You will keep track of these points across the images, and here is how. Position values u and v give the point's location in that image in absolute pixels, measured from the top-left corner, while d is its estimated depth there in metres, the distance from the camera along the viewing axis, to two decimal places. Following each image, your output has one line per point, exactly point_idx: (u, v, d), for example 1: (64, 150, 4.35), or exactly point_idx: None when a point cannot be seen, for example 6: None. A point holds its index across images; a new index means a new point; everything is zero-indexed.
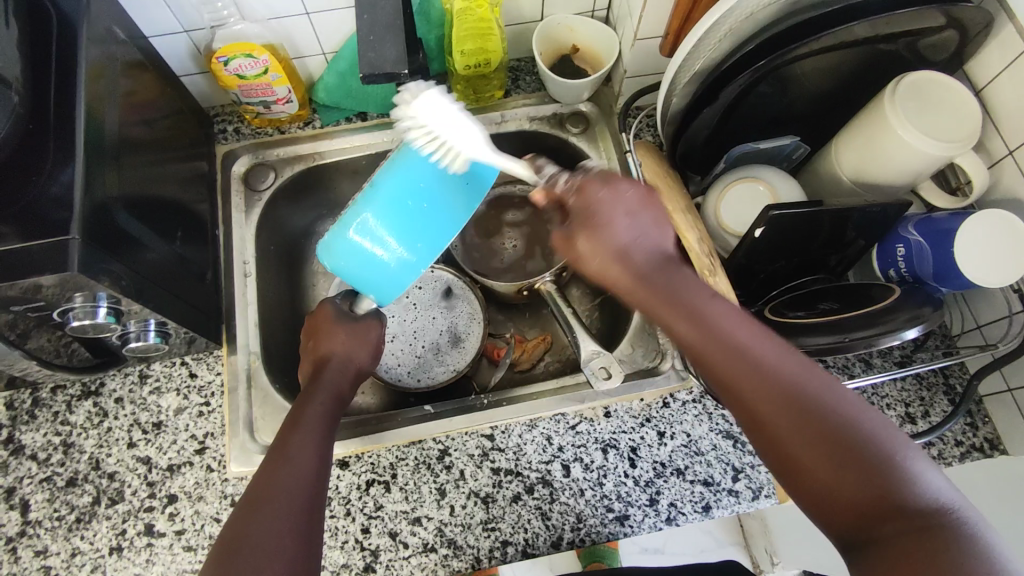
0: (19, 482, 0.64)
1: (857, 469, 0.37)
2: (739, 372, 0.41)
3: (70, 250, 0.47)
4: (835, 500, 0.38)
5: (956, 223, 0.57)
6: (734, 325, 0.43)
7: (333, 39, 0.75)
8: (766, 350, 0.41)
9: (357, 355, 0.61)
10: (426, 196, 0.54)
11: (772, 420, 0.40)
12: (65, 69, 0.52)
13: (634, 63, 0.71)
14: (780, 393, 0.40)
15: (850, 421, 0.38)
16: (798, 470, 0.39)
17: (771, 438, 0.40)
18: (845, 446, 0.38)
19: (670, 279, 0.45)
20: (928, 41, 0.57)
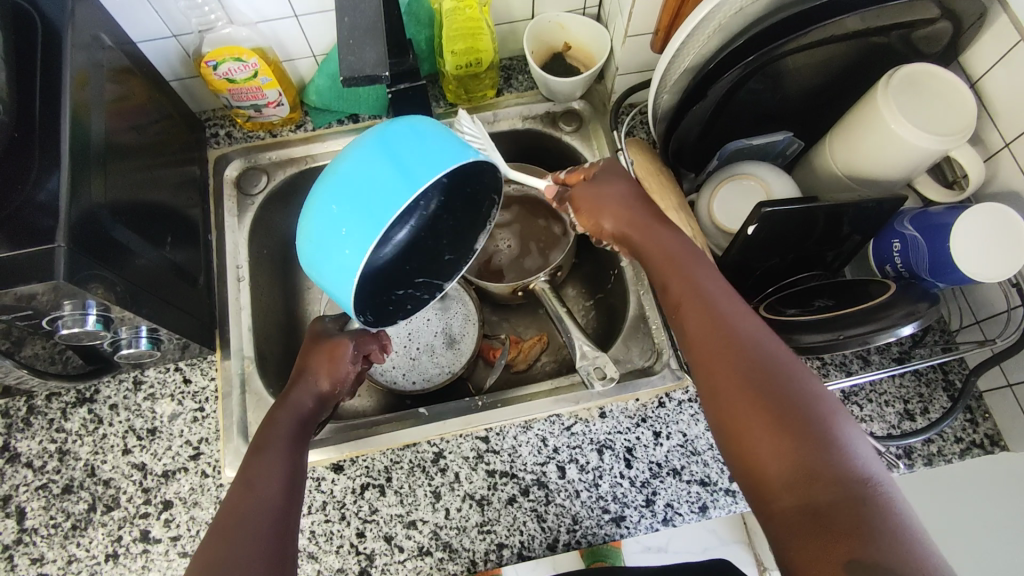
0: (15, 490, 0.64)
1: (786, 426, 0.39)
2: (707, 325, 0.45)
3: (56, 258, 0.46)
4: (762, 455, 0.39)
5: (951, 218, 0.56)
6: (715, 291, 0.48)
7: (323, 41, 0.75)
8: (740, 315, 0.46)
9: (324, 376, 0.59)
10: (372, 166, 0.50)
11: (722, 372, 0.43)
12: (49, 76, 0.52)
13: (625, 60, 0.71)
14: (736, 348, 0.43)
15: (800, 387, 0.41)
16: (733, 423, 0.41)
17: (715, 391, 0.43)
18: (785, 404, 0.40)
19: (672, 247, 0.52)
20: (921, 33, 0.56)
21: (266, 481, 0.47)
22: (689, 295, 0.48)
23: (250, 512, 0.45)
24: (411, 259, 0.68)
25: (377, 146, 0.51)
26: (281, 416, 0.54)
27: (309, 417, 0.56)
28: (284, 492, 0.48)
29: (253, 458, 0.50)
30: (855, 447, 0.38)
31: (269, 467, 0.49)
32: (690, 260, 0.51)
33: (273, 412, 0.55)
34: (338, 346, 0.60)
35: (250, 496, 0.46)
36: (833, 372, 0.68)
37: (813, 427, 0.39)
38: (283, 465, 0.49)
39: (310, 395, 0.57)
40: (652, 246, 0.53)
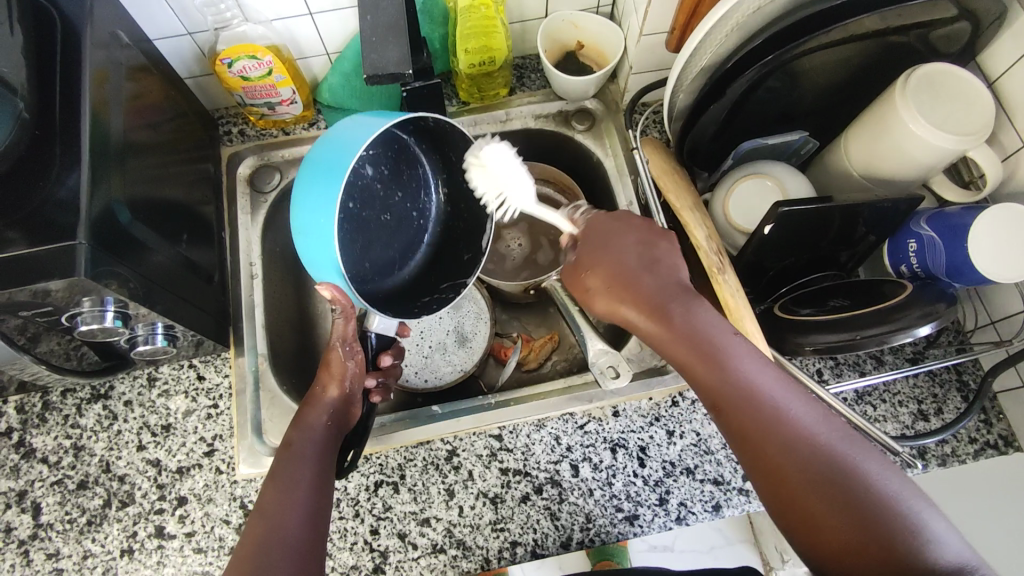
0: (30, 486, 0.64)
1: (872, 527, 0.37)
2: (758, 420, 0.42)
3: (77, 255, 0.47)
4: (853, 559, 0.38)
5: (969, 218, 0.56)
6: (754, 376, 0.43)
7: (337, 39, 0.75)
8: (788, 399, 0.42)
9: (329, 385, 0.57)
10: (331, 147, 0.55)
11: (791, 478, 0.40)
12: (69, 73, 0.52)
13: (640, 59, 0.71)
14: (795, 446, 0.40)
15: (868, 476, 0.39)
16: (816, 529, 0.39)
17: (783, 494, 0.40)
18: (857, 500, 0.38)
19: (696, 327, 0.46)
20: (940, 33, 0.56)
21: (287, 513, 0.47)
22: (725, 387, 0.43)
23: (273, 549, 0.45)
24: (437, 270, 0.71)
25: (338, 131, 0.56)
26: (297, 443, 0.52)
27: (328, 436, 0.54)
28: (306, 522, 0.48)
29: (271, 489, 0.49)
30: (932, 528, 0.37)
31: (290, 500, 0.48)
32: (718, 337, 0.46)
33: (290, 433, 0.54)
34: (336, 353, 0.57)
35: (271, 531, 0.46)
36: (847, 372, 0.68)
37: (892, 521, 0.37)
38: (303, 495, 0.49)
39: (330, 408, 0.56)
40: (673, 329, 0.47)
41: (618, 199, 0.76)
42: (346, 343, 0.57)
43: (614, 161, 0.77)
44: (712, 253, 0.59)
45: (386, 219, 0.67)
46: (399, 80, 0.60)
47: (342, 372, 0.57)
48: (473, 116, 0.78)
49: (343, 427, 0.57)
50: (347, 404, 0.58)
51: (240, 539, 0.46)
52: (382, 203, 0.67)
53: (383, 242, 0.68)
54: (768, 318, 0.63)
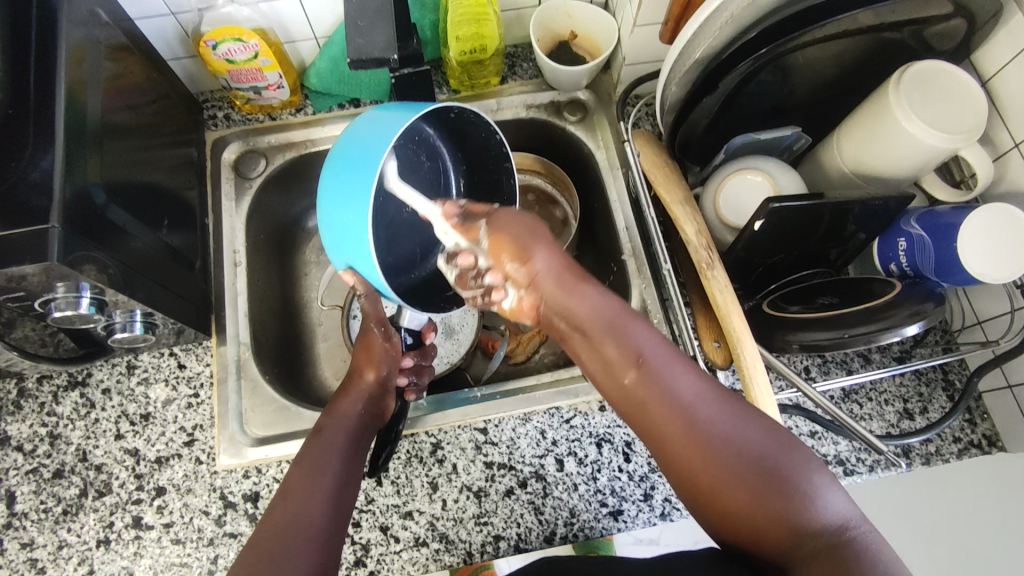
0: (5, 474, 0.63)
1: (749, 482, 0.39)
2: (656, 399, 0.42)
3: (50, 240, 0.45)
4: (746, 522, 0.39)
5: (958, 217, 0.56)
6: (651, 348, 0.44)
7: (325, 23, 0.73)
8: (681, 377, 0.42)
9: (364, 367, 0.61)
10: (364, 141, 0.54)
11: (674, 438, 0.41)
12: (44, 53, 0.50)
13: (633, 50, 0.70)
14: (691, 419, 0.41)
15: (763, 446, 0.40)
16: (707, 490, 0.40)
17: (685, 469, 0.41)
18: (750, 466, 0.39)
19: (589, 309, 0.44)
20: (935, 30, 0.56)
21: (314, 491, 0.49)
22: (630, 364, 0.43)
23: (296, 527, 0.45)
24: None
25: (362, 122, 0.55)
26: (328, 431, 0.54)
27: (361, 425, 0.57)
28: (334, 495, 0.49)
29: (298, 470, 0.51)
30: (821, 485, 0.38)
31: (317, 479, 0.50)
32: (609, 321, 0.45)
33: (323, 422, 0.56)
34: (373, 337, 0.61)
35: (296, 505, 0.47)
36: (834, 369, 0.68)
37: (779, 493, 0.38)
38: (331, 478, 0.50)
39: (367, 388, 0.60)
40: (574, 308, 0.44)
41: (609, 191, 0.75)
42: (379, 325, 0.60)
43: (605, 154, 0.76)
44: (701, 248, 0.59)
45: (409, 209, 0.67)
46: (383, 64, 0.60)
47: (377, 356, 0.61)
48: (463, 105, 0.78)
49: (377, 415, 0.60)
50: (382, 393, 0.61)
51: (265, 519, 0.47)
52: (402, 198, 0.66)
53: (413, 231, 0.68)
54: (756, 315, 0.63)
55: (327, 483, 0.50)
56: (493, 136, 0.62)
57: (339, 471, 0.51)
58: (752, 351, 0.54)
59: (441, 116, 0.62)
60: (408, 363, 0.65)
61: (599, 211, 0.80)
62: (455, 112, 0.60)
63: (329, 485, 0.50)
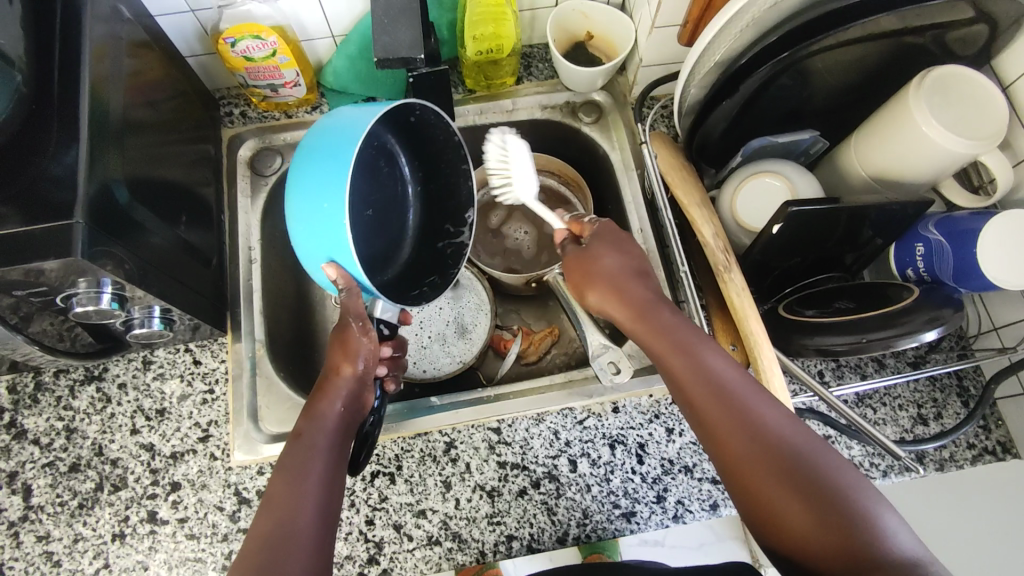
0: (21, 467, 0.64)
1: (813, 506, 0.40)
2: (735, 420, 0.44)
3: (73, 235, 0.46)
4: (817, 551, 0.39)
5: (978, 223, 0.56)
6: (722, 367, 0.46)
7: (343, 22, 0.73)
8: (752, 399, 0.44)
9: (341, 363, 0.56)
10: (333, 133, 0.55)
11: (742, 455, 0.43)
12: (69, 48, 0.50)
13: (650, 52, 0.70)
14: (776, 441, 0.42)
15: (834, 472, 0.41)
16: (771, 512, 0.41)
17: (751, 490, 0.42)
18: (817, 492, 0.40)
19: (670, 327, 0.50)
20: (956, 35, 0.55)
21: (302, 504, 0.47)
22: (701, 382, 0.46)
23: (285, 543, 0.44)
24: (420, 268, 0.73)
25: (332, 118, 0.57)
26: (309, 437, 0.51)
27: (340, 429, 0.53)
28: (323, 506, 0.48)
29: (283, 481, 0.48)
30: (890, 522, 0.38)
31: (301, 493, 0.47)
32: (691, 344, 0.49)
33: (302, 427, 0.52)
34: (351, 333, 0.55)
35: (285, 515, 0.46)
36: (848, 374, 0.68)
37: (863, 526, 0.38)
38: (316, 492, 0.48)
39: (348, 386, 0.55)
40: (654, 326, 0.50)
41: (623, 193, 0.75)
42: (360, 322, 0.55)
43: (620, 155, 0.76)
44: (718, 250, 0.59)
45: (369, 214, 0.69)
46: (408, 64, 0.60)
47: (354, 352, 0.55)
48: (479, 105, 0.78)
49: (360, 407, 0.56)
50: (361, 388, 0.56)
51: (250, 534, 0.45)
52: (363, 201, 0.68)
53: (375, 233, 0.69)
54: (771, 318, 0.63)
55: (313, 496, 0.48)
56: (452, 139, 0.66)
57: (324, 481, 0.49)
58: (769, 355, 0.54)
59: (399, 120, 0.66)
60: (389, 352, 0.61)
61: (612, 212, 0.80)
62: (415, 114, 0.64)
63: (318, 494, 0.48)
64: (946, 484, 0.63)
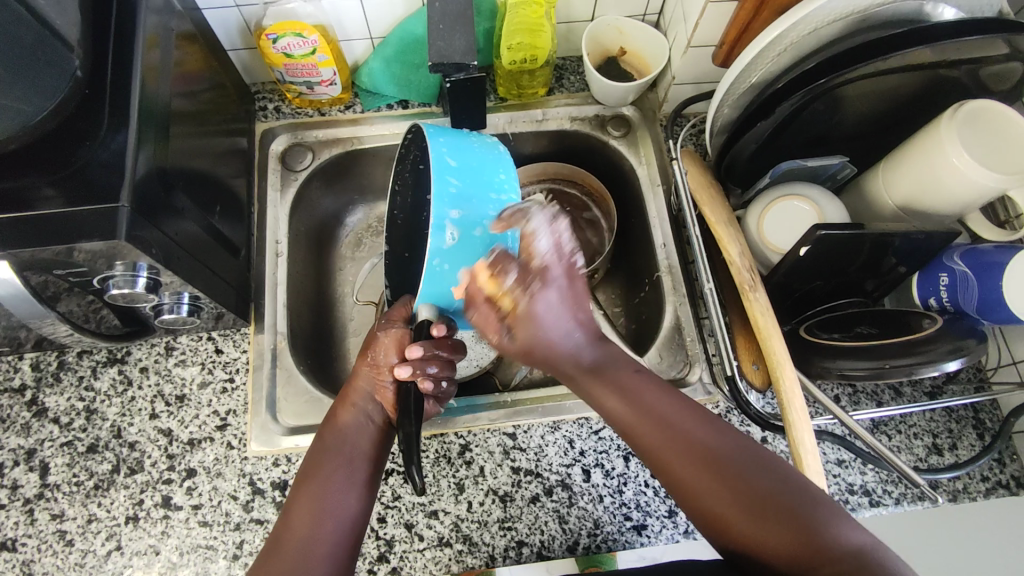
0: (40, 445, 0.64)
1: (770, 523, 0.40)
2: (743, 493, 0.41)
3: (118, 218, 0.47)
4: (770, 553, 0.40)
5: (1004, 256, 0.56)
6: (657, 398, 0.47)
7: (382, 24, 0.75)
8: (687, 422, 0.45)
9: (368, 376, 0.57)
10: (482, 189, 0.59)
11: (683, 472, 0.44)
12: (122, 37, 0.52)
13: (683, 71, 0.71)
14: (776, 507, 0.41)
15: (783, 492, 0.41)
16: (731, 531, 0.41)
17: (698, 504, 0.43)
18: (769, 508, 0.40)
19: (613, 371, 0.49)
20: (990, 70, 0.56)
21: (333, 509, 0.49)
22: (639, 412, 0.47)
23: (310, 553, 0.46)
24: None
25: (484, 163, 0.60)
26: (330, 441, 0.53)
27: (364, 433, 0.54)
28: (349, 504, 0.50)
29: (302, 487, 0.50)
30: (843, 523, 0.40)
31: (320, 517, 0.48)
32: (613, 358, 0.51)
33: (324, 434, 0.54)
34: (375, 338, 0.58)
35: (309, 522, 0.48)
36: (864, 400, 0.68)
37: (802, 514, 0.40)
38: (336, 503, 0.49)
39: (366, 389, 0.56)
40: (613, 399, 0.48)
41: (648, 208, 0.76)
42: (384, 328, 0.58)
43: (647, 170, 0.77)
44: (744, 269, 0.59)
45: None
46: (463, 70, 0.62)
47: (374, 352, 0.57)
48: (509, 113, 0.79)
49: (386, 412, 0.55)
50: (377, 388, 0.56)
51: (275, 540, 0.47)
52: None
53: None
54: (792, 340, 0.63)
55: (332, 506, 0.49)
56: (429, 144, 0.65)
57: (340, 484, 0.50)
58: (791, 376, 0.54)
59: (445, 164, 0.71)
60: (415, 352, 0.52)
61: (635, 226, 0.80)
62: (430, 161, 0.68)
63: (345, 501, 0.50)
64: (959, 515, 0.63)
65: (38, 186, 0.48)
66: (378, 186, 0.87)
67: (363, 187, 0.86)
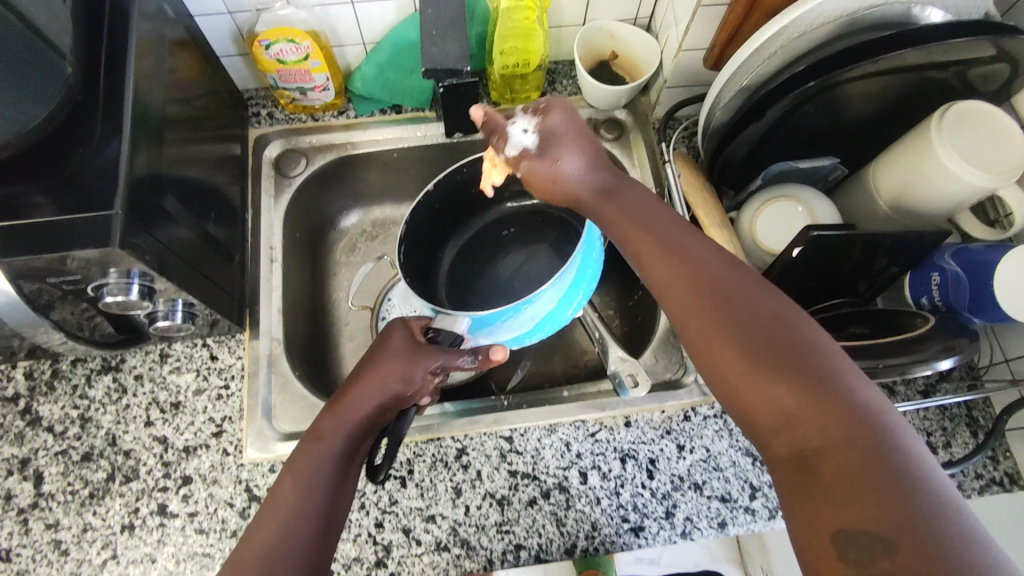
0: (34, 454, 0.64)
1: (777, 372, 0.38)
2: (759, 339, 0.40)
3: (112, 225, 0.46)
4: (772, 403, 0.38)
5: (993, 255, 0.56)
6: (689, 243, 0.46)
7: (375, 30, 0.75)
8: (715, 265, 0.44)
9: (377, 380, 0.54)
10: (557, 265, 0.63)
11: (698, 312, 0.42)
12: (115, 44, 0.52)
13: (675, 74, 0.71)
14: (788, 353, 0.39)
15: (800, 341, 0.39)
16: (731, 374, 0.40)
17: (707, 347, 0.42)
18: (782, 355, 0.39)
19: (650, 222, 0.48)
20: (978, 71, 0.57)
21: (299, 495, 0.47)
22: (665, 254, 0.46)
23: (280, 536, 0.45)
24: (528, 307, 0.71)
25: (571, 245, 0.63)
26: (311, 431, 0.51)
27: (357, 431, 0.52)
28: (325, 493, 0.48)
29: (292, 476, 0.48)
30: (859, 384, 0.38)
31: (300, 499, 0.47)
32: (691, 240, 0.46)
33: (315, 425, 0.52)
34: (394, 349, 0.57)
35: (280, 500, 0.47)
36: None
37: (879, 428, 0.35)
38: (318, 491, 0.48)
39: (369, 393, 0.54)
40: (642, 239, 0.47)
41: None
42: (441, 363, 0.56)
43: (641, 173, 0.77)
44: None
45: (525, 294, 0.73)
46: (457, 76, 0.62)
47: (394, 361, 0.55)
48: None
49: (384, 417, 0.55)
50: (395, 402, 0.55)
51: (249, 532, 0.46)
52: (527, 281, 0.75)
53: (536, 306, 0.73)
54: None
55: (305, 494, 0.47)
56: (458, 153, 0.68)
57: (320, 470, 0.49)
58: None
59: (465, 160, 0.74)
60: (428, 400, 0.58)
61: None
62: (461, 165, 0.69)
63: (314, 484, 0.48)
64: None
65: (32, 194, 0.48)
66: (372, 191, 0.87)
67: (357, 193, 0.86)
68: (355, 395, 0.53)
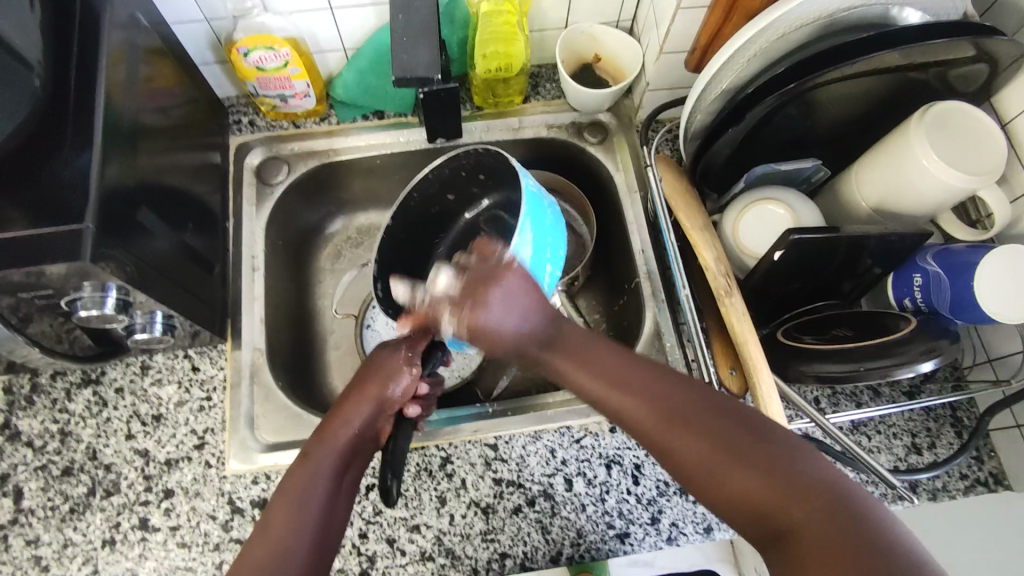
0: (13, 469, 0.63)
1: (741, 466, 0.40)
2: (715, 442, 0.41)
3: (83, 240, 0.46)
4: (745, 496, 0.40)
5: (971, 257, 0.57)
6: (620, 361, 0.48)
7: (355, 36, 0.75)
8: (653, 379, 0.46)
9: (372, 391, 0.55)
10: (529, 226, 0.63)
11: (655, 430, 0.44)
12: (87, 55, 0.51)
13: (657, 77, 0.71)
14: (746, 446, 0.41)
15: (748, 433, 0.42)
16: (701, 480, 0.42)
17: (672, 458, 0.43)
18: (739, 449, 0.41)
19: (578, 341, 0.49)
20: (958, 72, 0.57)
21: (301, 517, 0.47)
22: (604, 379, 0.47)
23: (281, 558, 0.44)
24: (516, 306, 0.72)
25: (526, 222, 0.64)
26: (310, 458, 0.51)
27: (351, 450, 0.52)
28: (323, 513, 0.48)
29: (284, 500, 0.47)
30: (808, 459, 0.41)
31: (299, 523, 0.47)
32: (616, 356, 0.48)
33: (311, 447, 0.51)
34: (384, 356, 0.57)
35: (283, 527, 0.46)
36: (844, 402, 0.68)
37: (842, 498, 0.39)
38: (314, 513, 0.47)
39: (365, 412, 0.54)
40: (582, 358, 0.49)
41: (625, 213, 0.76)
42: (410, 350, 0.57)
43: (625, 175, 0.77)
44: (720, 275, 0.59)
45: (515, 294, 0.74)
46: (425, 84, 0.62)
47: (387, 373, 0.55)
48: (486, 122, 0.79)
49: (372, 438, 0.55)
50: (381, 409, 0.55)
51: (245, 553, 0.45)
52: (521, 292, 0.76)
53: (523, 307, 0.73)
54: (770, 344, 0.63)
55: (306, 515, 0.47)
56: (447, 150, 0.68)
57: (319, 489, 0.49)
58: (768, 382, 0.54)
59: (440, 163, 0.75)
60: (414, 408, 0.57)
61: (614, 232, 0.80)
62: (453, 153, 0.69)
63: (317, 505, 0.48)
64: (938, 513, 0.63)
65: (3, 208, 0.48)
66: (355, 198, 0.86)
67: (341, 200, 0.86)
68: (341, 417, 0.53)
